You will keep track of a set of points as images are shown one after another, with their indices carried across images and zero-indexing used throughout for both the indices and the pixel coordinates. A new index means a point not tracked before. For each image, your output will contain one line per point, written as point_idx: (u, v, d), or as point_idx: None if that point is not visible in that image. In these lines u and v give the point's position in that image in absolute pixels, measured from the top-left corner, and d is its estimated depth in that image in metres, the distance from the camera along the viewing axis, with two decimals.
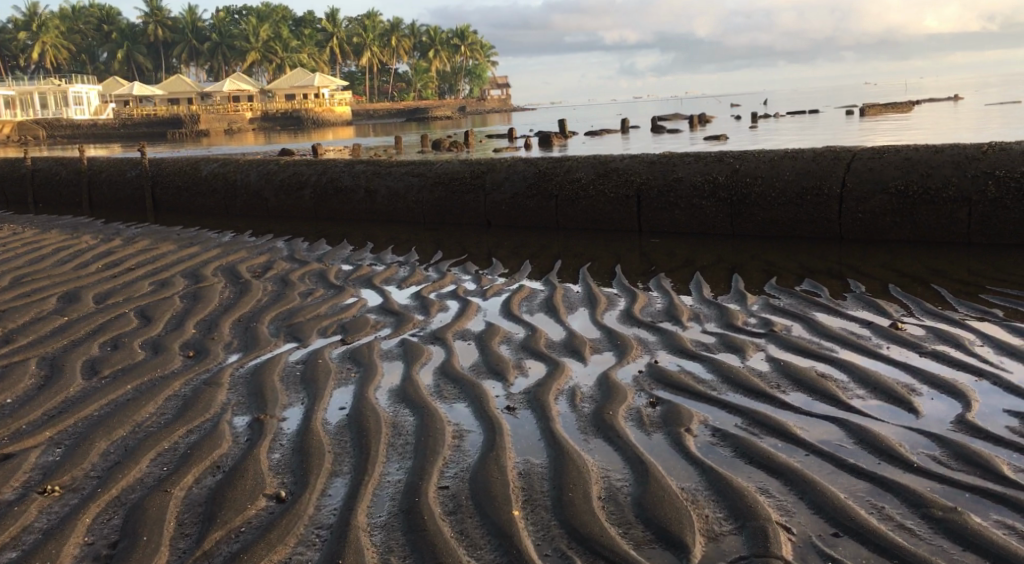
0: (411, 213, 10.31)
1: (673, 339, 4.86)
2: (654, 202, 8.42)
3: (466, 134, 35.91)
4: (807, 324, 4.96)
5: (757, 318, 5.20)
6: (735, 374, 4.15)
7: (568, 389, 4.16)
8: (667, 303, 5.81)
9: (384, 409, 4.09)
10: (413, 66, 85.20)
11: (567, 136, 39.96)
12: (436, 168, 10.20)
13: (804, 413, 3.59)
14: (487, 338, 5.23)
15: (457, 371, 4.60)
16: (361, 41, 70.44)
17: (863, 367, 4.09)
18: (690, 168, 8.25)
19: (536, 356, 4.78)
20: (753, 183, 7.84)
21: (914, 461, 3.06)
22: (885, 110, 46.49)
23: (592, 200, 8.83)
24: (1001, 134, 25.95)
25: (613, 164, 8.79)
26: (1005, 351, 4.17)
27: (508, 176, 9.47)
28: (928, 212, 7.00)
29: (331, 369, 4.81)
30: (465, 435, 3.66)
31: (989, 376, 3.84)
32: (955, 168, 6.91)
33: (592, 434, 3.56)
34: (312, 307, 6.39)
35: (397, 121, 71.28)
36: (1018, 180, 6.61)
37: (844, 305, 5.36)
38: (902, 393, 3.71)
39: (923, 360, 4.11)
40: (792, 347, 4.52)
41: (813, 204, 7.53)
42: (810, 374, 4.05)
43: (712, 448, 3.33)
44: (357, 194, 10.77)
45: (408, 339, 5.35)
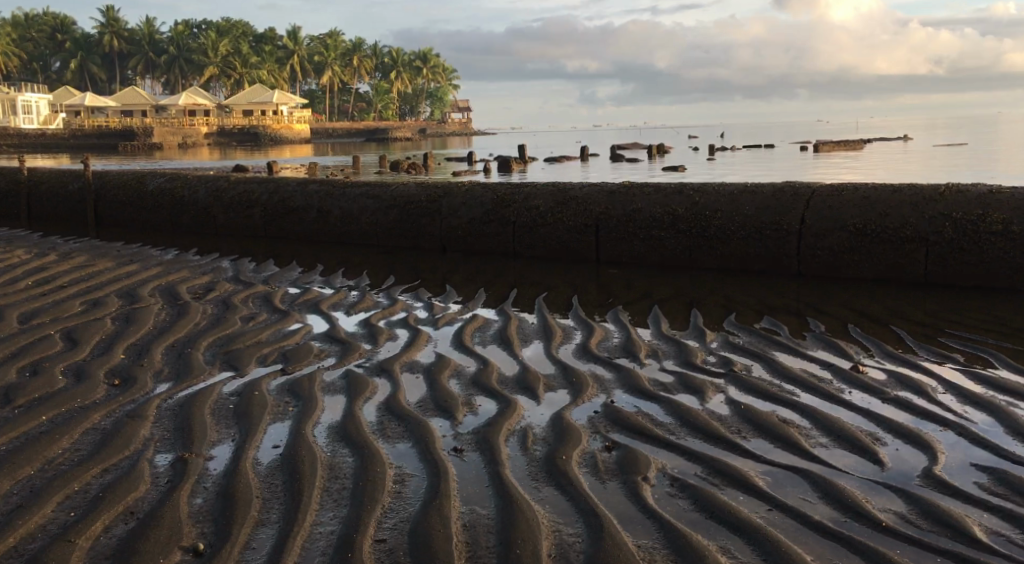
0: (364, 235, 10.04)
1: (630, 377, 4.67)
2: (612, 232, 8.29)
3: (425, 156, 35.74)
4: (768, 365, 4.80)
5: (716, 357, 5.03)
6: (694, 417, 3.97)
7: (520, 430, 3.93)
8: (625, 338, 5.62)
9: (322, 448, 3.82)
10: (375, 87, 85.03)
11: (526, 161, 40.07)
12: (391, 190, 9.96)
13: (766, 462, 3.41)
14: (436, 371, 4.98)
15: (403, 407, 4.35)
16: (323, 59, 70.09)
17: (825, 412, 3.94)
18: (650, 200, 8.14)
19: (488, 392, 4.54)
20: (712, 216, 7.75)
21: (881, 519, 2.90)
22: (838, 147, 47.57)
23: (550, 229, 8.66)
24: (947, 174, 26.67)
25: (572, 192, 8.64)
26: (968, 399, 4.06)
27: (465, 201, 9.28)
28: (885, 252, 6.96)
29: (267, 402, 4.52)
30: (407, 480, 3.41)
31: (954, 426, 3.71)
32: (912, 208, 6.89)
33: (544, 481, 3.33)
34: (253, 332, 6.09)
35: (357, 141, 70.88)
36: (974, 223, 6.60)
37: (804, 346, 5.23)
38: (867, 442, 3.56)
39: (886, 407, 3.97)
40: (752, 389, 4.36)
41: (772, 240, 7.45)
42: (771, 419, 3.88)
43: (670, 500, 3.13)
44: (309, 214, 10.47)
45: (353, 370, 5.08)
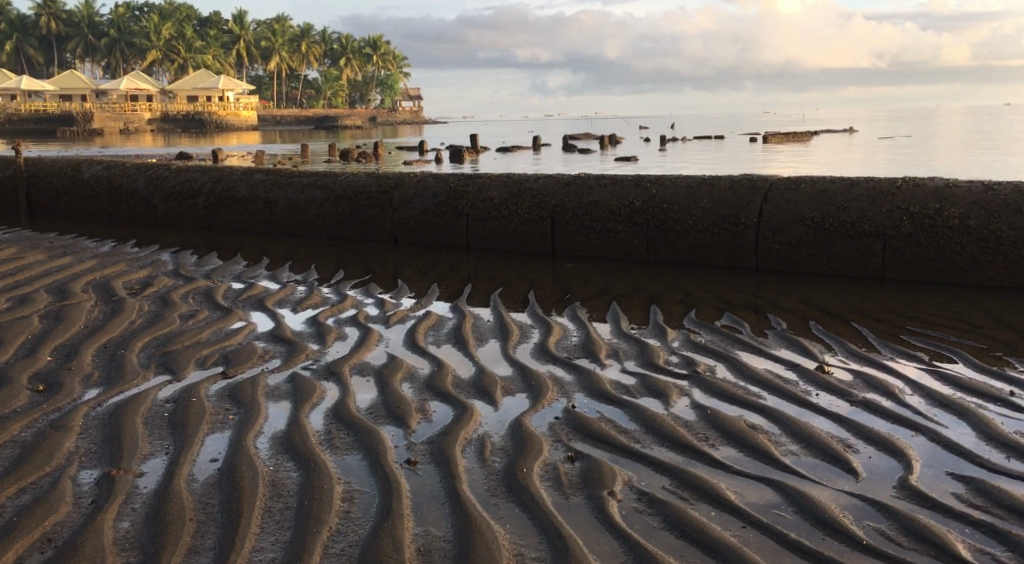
0: (313, 227, 9.71)
1: (591, 379, 4.48)
2: (568, 225, 8.12)
3: (376, 145, 35.10)
4: (732, 365, 4.66)
5: (679, 357, 4.88)
6: (659, 423, 3.79)
7: (477, 439, 3.71)
8: (584, 337, 5.43)
9: (264, 461, 3.55)
10: (325, 74, 83.56)
11: (478, 151, 39.72)
12: (341, 180, 9.63)
13: (736, 472, 3.25)
14: (388, 374, 4.72)
15: (352, 414, 4.09)
16: (270, 45, 68.51)
17: (793, 417, 3.80)
18: (606, 192, 7.97)
19: (442, 397, 4.30)
20: (669, 210, 7.62)
21: (861, 536, 2.75)
22: (787, 139, 48.20)
23: (505, 222, 8.44)
24: (896, 168, 27.07)
25: (527, 183, 8.42)
26: (935, 401, 3.96)
27: (417, 192, 9.02)
28: (843, 246, 6.90)
29: (205, 409, 4.22)
30: (356, 498, 3.16)
31: (925, 430, 3.59)
32: (870, 202, 6.82)
33: (503, 498, 3.12)
34: (192, 332, 5.75)
35: (305, 129, 69.58)
36: (932, 218, 6.56)
37: (767, 345, 5.10)
38: (838, 449, 3.42)
39: (855, 410, 3.85)
40: (717, 391, 4.21)
41: (730, 234, 7.35)
42: (738, 425, 3.73)
43: (638, 517, 2.94)
44: (256, 204, 10.08)
45: (299, 373, 4.79)
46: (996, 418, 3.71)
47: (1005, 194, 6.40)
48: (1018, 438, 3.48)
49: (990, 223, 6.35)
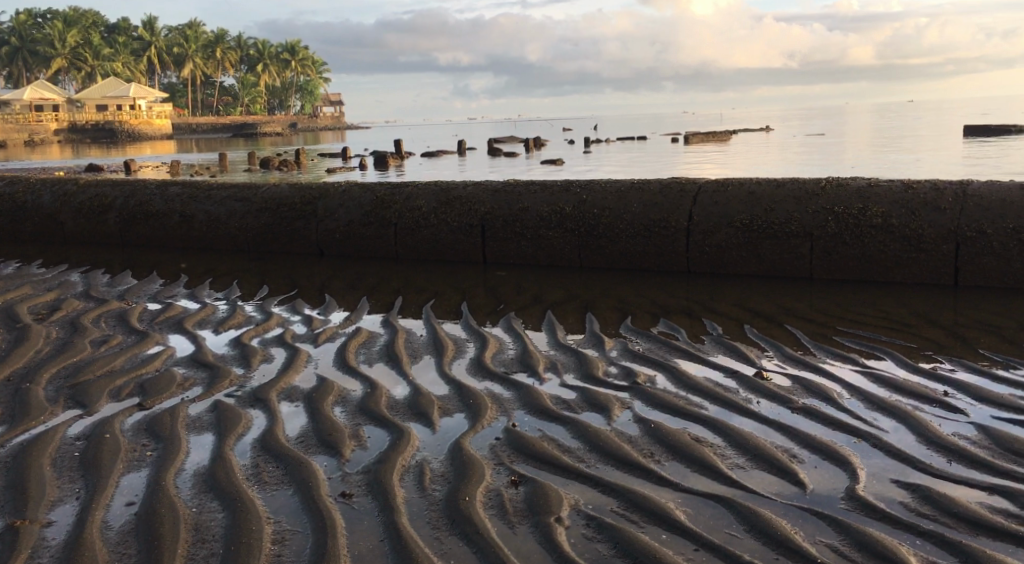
0: (234, 241, 9.34)
1: (531, 395, 4.36)
2: (499, 233, 8.00)
3: (298, 153, 34.33)
4: (672, 375, 4.60)
5: (618, 367, 4.80)
6: (603, 440, 3.69)
7: (416, 466, 3.54)
8: (520, 349, 5.31)
9: (185, 502, 3.30)
10: (242, 80, 81.57)
11: (403, 156, 39.30)
12: (262, 191, 9.28)
13: (685, 490, 3.17)
14: (318, 398, 4.49)
15: (281, 444, 3.86)
16: (183, 51, 66.42)
17: (737, 427, 3.75)
18: (536, 198, 7.87)
19: (377, 421, 4.11)
20: (600, 215, 7.57)
21: (815, 554, 2.70)
22: (708, 137, 49.21)
23: (435, 231, 8.28)
24: (813, 165, 27.83)
25: (455, 191, 8.25)
26: (874, 404, 3.97)
27: (342, 203, 8.77)
28: (772, 247, 6.96)
29: (121, 445, 3.93)
30: (288, 540, 2.96)
31: (867, 437, 3.58)
32: (796, 202, 6.88)
33: (446, 530, 2.96)
34: (105, 360, 5.40)
35: (223, 137, 67.73)
36: (856, 217, 6.65)
37: (704, 351, 5.07)
38: (785, 461, 3.37)
39: (796, 418, 3.83)
40: (659, 403, 4.14)
41: (661, 237, 7.35)
42: (682, 438, 3.66)
43: (588, 544, 2.82)
44: (172, 219, 9.64)
45: (223, 401, 4.52)
46: (934, 420, 3.72)
47: (925, 193, 6.53)
48: (957, 440, 3.49)
49: (912, 222, 6.48)
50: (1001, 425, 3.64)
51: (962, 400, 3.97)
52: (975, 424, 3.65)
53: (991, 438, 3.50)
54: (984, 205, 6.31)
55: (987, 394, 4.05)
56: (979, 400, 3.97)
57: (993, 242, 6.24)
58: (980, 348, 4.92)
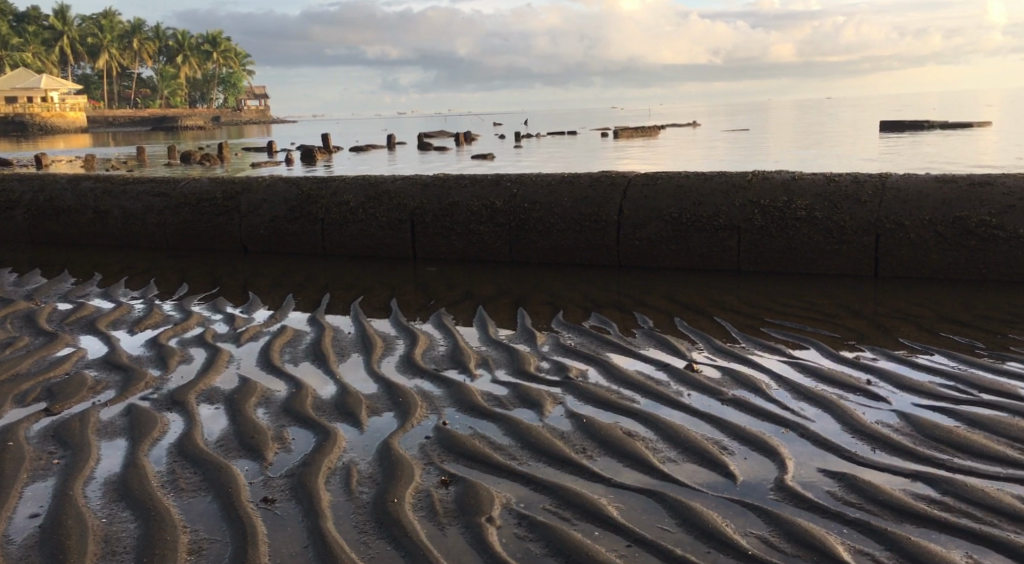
0: (153, 238, 8.98)
1: (461, 392, 4.27)
2: (429, 227, 7.88)
3: (221, 147, 33.42)
4: (603, 369, 4.58)
5: (550, 362, 4.75)
6: (535, 436, 3.63)
7: (342, 468, 3.41)
8: (451, 346, 5.21)
9: (95, 513, 3.10)
10: (162, 72, 79.03)
11: (331, 151, 38.68)
12: (181, 186, 8.94)
13: (617, 485, 3.13)
14: (240, 399, 4.31)
15: (200, 449, 3.68)
16: (98, 41, 63.94)
17: (668, 420, 3.74)
18: (466, 192, 7.78)
19: (302, 422, 3.96)
20: (531, 209, 7.52)
21: (746, 547, 2.69)
22: (635, 133, 49.89)
23: (363, 226, 8.11)
24: (739, 159, 28.45)
25: (384, 185, 8.10)
26: (801, 394, 4.01)
27: (266, 197, 8.51)
28: (700, 240, 7.02)
29: (25, 454, 3.69)
30: (204, 551, 2.81)
31: (795, 426, 3.61)
32: (723, 195, 6.96)
33: (373, 534, 2.86)
34: (10, 363, 5.09)
35: (142, 130, 65.48)
36: (780, 210, 6.76)
37: (635, 345, 5.07)
38: (715, 453, 3.37)
39: (726, 409, 3.84)
40: (591, 398, 4.10)
41: (591, 231, 7.34)
42: (615, 432, 3.63)
43: (519, 544, 2.76)
44: (85, 215, 9.22)
45: (138, 405, 4.30)
46: (858, 409, 3.78)
47: (846, 186, 6.68)
48: (880, 428, 3.55)
49: (834, 214, 6.61)
50: (921, 412, 3.72)
51: (884, 388, 4.05)
52: (897, 412, 3.73)
53: (913, 425, 3.57)
54: (902, 197, 6.49)
55: (908, 381, 4.14)
56: (900, 388, 4.06)
57: (911, 234, 6.42)
58: (901, 337, 5.04)
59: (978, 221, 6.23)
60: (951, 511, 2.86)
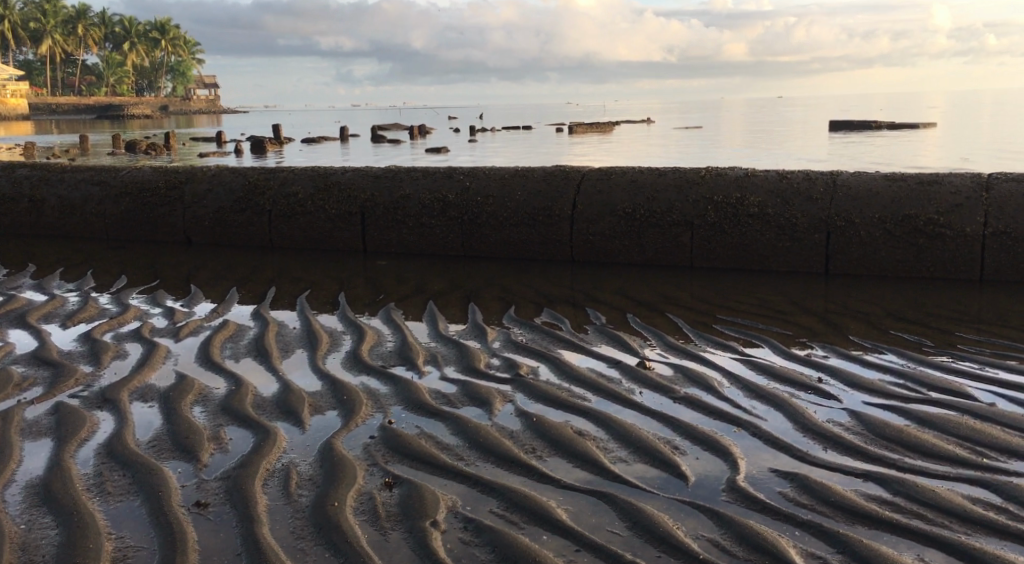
0: (91, 228, 8.65)
1: (409, 390, 4.15)
2: (379, 220, 7.71)
3: (168, 137, 32.64)
4: (555, 366, 4.49)
5: (501, 359, 4.65)
6: (483, 436, 3.52)
7: (281, 470, 3.26)
8: (399, 342, 5.08)
9: (13, 519, 2.90)
10: (107, 59, 76.93)
11: (282, 143, 38.07)
12: (122, 175, 8.64)
13: (567, 487, 3.05)
14: (176, 397, 4.12)
15: (130, 449, 3.49)
16: (39, 26, 61.94)
17: (620, 419, 3.66)
18: (418, 185, 7.63)
19: (241, 421, 3.79)
20: (484, 203, 7.41)
21: (697, 550, 2.63)
22: (592, 129, 50.14)
23: (311, 218, 7.91)
24: (692, 156, 28.70)
25: (333, 177, 7.91)
26: (753, 392, 3.98)
27: (211, 188, 8.26)
28: (653, 236, 6.99)
29: None
30: (130, 560, 2.65)
31: (746, 425, 3.56)
32: (677, 191, 6.93)
33: (311, 540, 2.72)
34: None
35: (85, 118, 63.67)
36: (733, 206, 6.75)
37: (587, 341, 5.00)
38: (667, 453, 3.30)
39: (679, 408, 3.78)
40: (542, 396, 4.01)
41: (544, 226, 7.26)
42: (565, 431, 3.54)
43: (464, 550, 2.65)
44: (20, 204, 8.85)
45: (66, 403, 4.07)
46: (810, 407, 3.75)
47: (798, 183, 6.70)
48: (832, 427, 3.52)
49: (786, 211, 6.63)
50: (872, 410, 3.70)
51: (836, 387, 4.04)
52: (848, 410, 3.71)
53: (864, 424, 3.55)
54: (853, 195, 6.53)
55: (859, 379, 4.14)
56: (851, 386, 4.04)
57: (861, 231, 6.46)
58: (852, 335, 5.04)
59: (927, 219, 6.29)
60: (903, 512, 2.83)
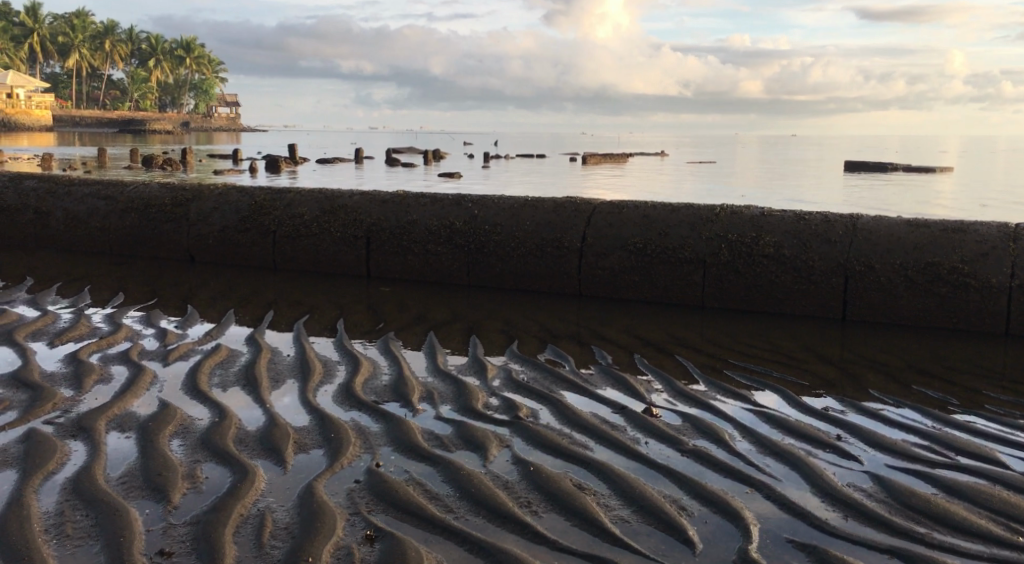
0: (94, 242, 8.50)
1: (401, 430, 3.91)
2: (384, 246, 7.52)
3: (184, 153, 32.73)
4: (556, 409, 4.25)
5: (500, 400, 4.41)
6: (475, 486, 3.28)
7: (256, 517, 3.02)
8: (395, 375, 4.84)
9: None
10: (130, 74, 77.86)
11: (297, 163, 38.18)
12: (128, 189, 8.50)
13: (563, 550, 2.81)
14: (155, 428, 3.88)
15: (99, 484, 3.26)
16: (65, 39, 62.74)
17: (623, 472, 3.42)
18: (425, 211, 7.45)
19: (219, 458, 3.55)
20: (491, 232, 7.21)
21: None
22: (608, 159, 50.18)
23: (315, 240, 7.73)
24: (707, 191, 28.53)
25: (340, 200, 7.74)
26: (766, 448, 3.73)
27: (216, 206, 8.10)
28: (665, 273, 6.75)
29: None
30: None
31: (760, 486, 3.31)
32: (691, 228, 6.71)
33: None
34: None
35: (105, 131, 64.28)
36: (749, 245, 6.52)
37: (591, 383, 4.75)
38: (673, 514, 3.05)
39: (687, 463, 3.53)
40: (542, 443, 3.77)
41: (553, 258, 7.04)
42: (564, 484, 3.30)
43: None
44: (25, 215, 8.72)
45: (38, 430, 3.84)
46: (827, 468, 3.50)
47: (817, 224, 6.47)
48: (852, 493, 3.27)
49: (804, 253, 6.39)
50: (896, 475, 3.45)
51: (856, 446, 3.78)
52: (869, 474, 3.46)
53: (887, 490, 3.30)
54: (874, 239, 6.29)
55: (880, 439, 3.88)
56: (872, 445, 3.79)
57: (881, 277, 6.21)
58: (871, 388, 4.78)
59: (951, 268, 6.04)
60: None
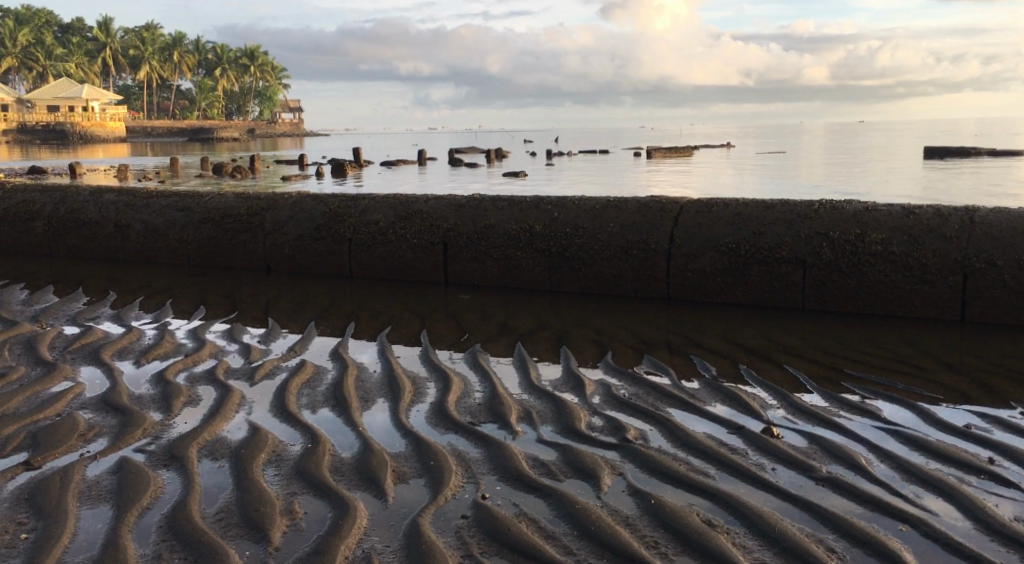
0: (173, 254, 8.50)
1: (503, 456, 3.66)
2: (463, 252, 7.30)
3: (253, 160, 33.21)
4: (666, 430, 3.95)
5: (603, 419, 4.13)
6: (593, 522, 3.01)
7: (361, 561, 2.81)
8: (488, 393, 4.59)
9: None
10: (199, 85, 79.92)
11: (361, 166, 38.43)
12: (205, 201, 8.46)
13: None
14: (247, 457, 3.71)
15: (195, 522, 3.09)
16: (137, 53, 64.60)
17: (755, 504, 3.11)
18: (504, 215, 7.20)
19: (316, 490, 3.36)
20: (574, 235, 6.92)
21: None
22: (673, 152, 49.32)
23: (392, 247, 7.56)
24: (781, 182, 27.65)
25: (416, 205, 7.55)
26: (910, 473, 3.37)
27: (292, 215, 8.00)
28: (760, 274, 6.37)
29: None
30: None
31: (916, 523, 2.95)
32: (787, 226, 6.31)
33: None
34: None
35: (175, 140, 66.03)
36: (853, 243, 6.09)
37: (698, 398, 4.44)
38: (822, 559, 2.75)
39: (825, 492, 3.20)
40: (658, 469, 3.48)
41: (639, 261, 6.72)
42: (693, 519, 3.01)
43: None
44: (106, 228, 8.78)
45: (130, 459, 3.71)
46: (988, 498, 3.13)
47: (928, 219, 6.00)
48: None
49: (915, 250, 5.93)
50: None
51: (1012, 470, 3.40)
52: None
53: None
54: (994, 234, 5.79)
55: None
56: None
57: (1004, 275, 5.71)
58: (1011, 400, 4.34)
59: None
60: None
